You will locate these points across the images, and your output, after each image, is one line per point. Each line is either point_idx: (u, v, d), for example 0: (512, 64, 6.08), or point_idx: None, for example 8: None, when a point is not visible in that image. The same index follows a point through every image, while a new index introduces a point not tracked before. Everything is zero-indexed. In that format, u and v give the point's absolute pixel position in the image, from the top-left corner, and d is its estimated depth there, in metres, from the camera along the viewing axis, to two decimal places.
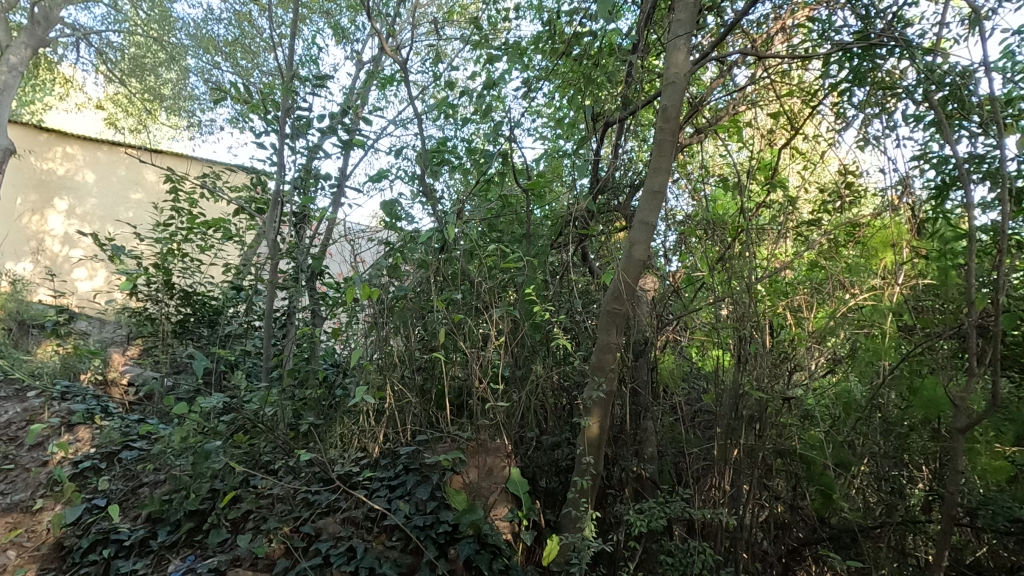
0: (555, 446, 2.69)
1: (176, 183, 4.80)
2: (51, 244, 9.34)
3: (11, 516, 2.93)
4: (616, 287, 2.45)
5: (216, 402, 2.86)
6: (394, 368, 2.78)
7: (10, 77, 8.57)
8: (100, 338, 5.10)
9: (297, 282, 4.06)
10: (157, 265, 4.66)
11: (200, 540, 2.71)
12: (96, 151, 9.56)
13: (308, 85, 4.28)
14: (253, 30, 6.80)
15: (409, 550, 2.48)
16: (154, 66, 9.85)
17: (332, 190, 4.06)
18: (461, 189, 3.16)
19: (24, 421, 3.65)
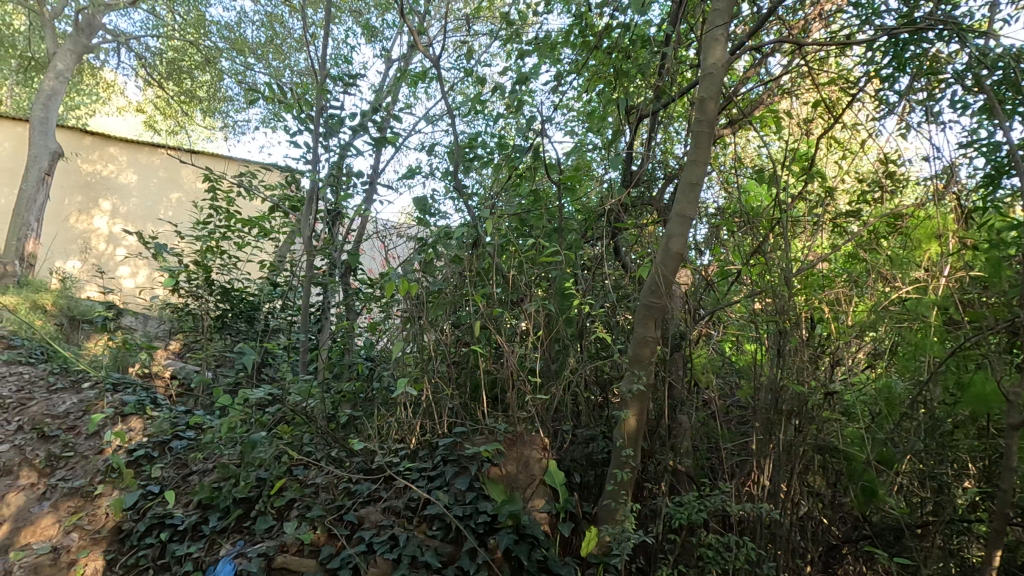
0: (591, 439, 2.72)
1: (214, 182, 4.95)
2: (98, 243, 9.76)
3: (71, 501, 3.08)
4: (654, 280, 2.41)
5: (261, 393, 2.95)
6: (431, 362, 2.83)
7: (58, 83, 8.92)
8: (145, 333, 5.30)
9: (332, 278, 4.16)
10: (198, 262, 4.82)
11: (248, 526, 2.80)
12: (138, 153, 9.91)
13: (339, 84, 4.36)
14: (284, 31, 6.93)
15: (450, 539, 2.52)
16: (190, 69, 10.15)
17: (364, 187, 4.13)
18: (492, 184, 3.18)
19: (80, 411, 3.82)
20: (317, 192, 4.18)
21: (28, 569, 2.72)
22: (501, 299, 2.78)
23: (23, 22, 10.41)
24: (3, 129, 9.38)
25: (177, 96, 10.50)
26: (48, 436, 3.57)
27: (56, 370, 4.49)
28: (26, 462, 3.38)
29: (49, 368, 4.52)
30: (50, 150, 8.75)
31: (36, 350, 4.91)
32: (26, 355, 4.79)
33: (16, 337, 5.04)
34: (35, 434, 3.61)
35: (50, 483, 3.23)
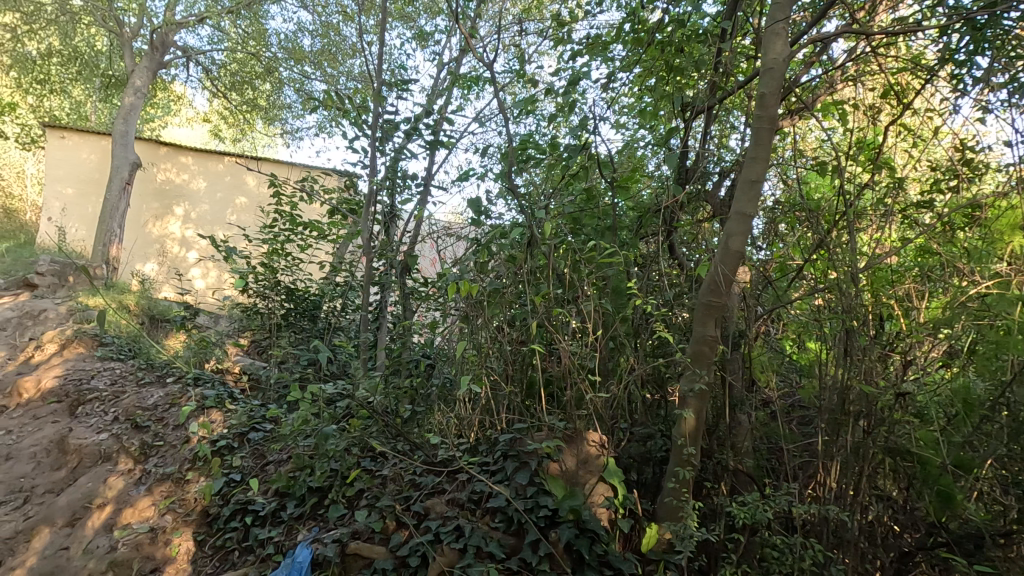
0: (648, 436, 2.77)
1: (278, 188, 5.19)
2: (173, 247, 10.45)
3: (164, 486, 3.35)
4: (714, 278, 2.38)
5: (329, 389, 3.12)
6: (490, 360, 2.92)
7: (136, 99, 9.60)
8: (219, 330, 5.64)
9: (389, 277, 4.32)
10: (265, 263, 5.04)
11: (323, 514, 2.97)
12: (206, 161, 10.52)
13: (393, 90, 4.49)
14: (338, 40, 7.18)
15: (512, 531, 2.61)
16: (251, 79, 10.70)
17: (418, 189, 4.26)
18: (546, 182, 3.20)
19: (167, 404, 4.14)
20: (374, 195, 4.33)
21: (130, 546, 2.98)
22: (558, 299, 2.82)
23: (103, 42, 11.21)
24: (90, 143, 10.19)
25: (239, 105, 11.07)
26: (141, 426, 3.89)
27: (143, 366, 4.86)
28: (123, 450, 3.70)
29: (137, 363, 4.90)
30: (130, 161, 9.42)
31: (125, 347, 5.33)
32: (117, 352, 5.21)
33: (107, 335, 5.49)
34: (130, 424, 3.94)
35: (144, 470, 3.52)
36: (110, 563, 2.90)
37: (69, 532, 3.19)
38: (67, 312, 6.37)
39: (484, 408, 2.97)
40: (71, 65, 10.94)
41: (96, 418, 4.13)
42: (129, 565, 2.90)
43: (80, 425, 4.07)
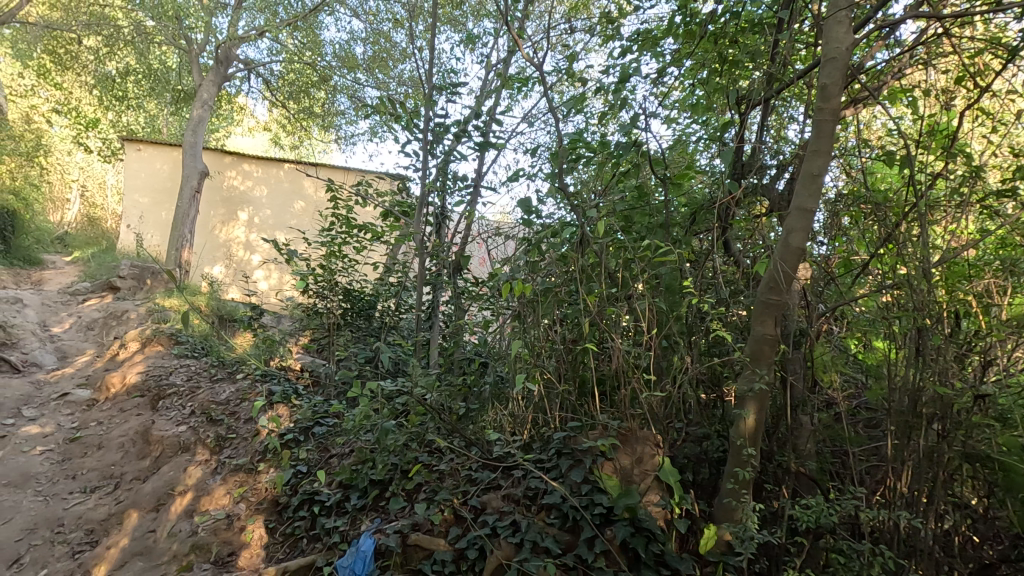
0: (704, 437, 2.75)
1: (334, 193, 5.37)
2: (238, 250, 11.04)
3: (237, 476, 3.56)
4: (773, 275, 2.31)
5: (388, 386, 3.23)
6: (543, 358, 2.95)
7: (204, 111, 10.20)
8: (282, 329, 5.93)
9: (441, 277, 4.41)
10: (324, 265, 5.23)
11: (384, 506, 3.08)
12: (268, 168, 11.05)
13: (442, 94, 4.56)
14: (389, 46, 7.37)
15: (568, 528, 2.63)
16: (308, 88, 11.17)
17: (469, 190, 4.32)
18: (597, 180, 3.18)
19: (238, 399, 4.40)
20: (426, 197, 4.43)
21: (209, 531, 3.19)
22: (610, 297, 2.81)
23: (174, 58, 11.93)
24: (164, 154, 10.89)
25: (297, 114, 11.58)
26: (215, 420, 4.15)
27: (215, 363, 5.17)
28: (200, 441, 3.96)
29: (210, 361, 5.23)
30: (198, 170, 10.01)
31: (198, 345, 5.68)
32: (192, 349, 5.56)
33: (182, 334, 5.86)
34: (205, 417, 4.21)
35: (219, 460, 3.75)
36: (192, 546, 3.12)
37: (155, 516, 3.45)
38: (146, 312, 6.85)
39: (538, 406, 3.02)
40: (146, 81, 11.70)
41: (176, 411, 4.43)
42: (208, 549, 3.11)
43: (161, 417, 4.39)
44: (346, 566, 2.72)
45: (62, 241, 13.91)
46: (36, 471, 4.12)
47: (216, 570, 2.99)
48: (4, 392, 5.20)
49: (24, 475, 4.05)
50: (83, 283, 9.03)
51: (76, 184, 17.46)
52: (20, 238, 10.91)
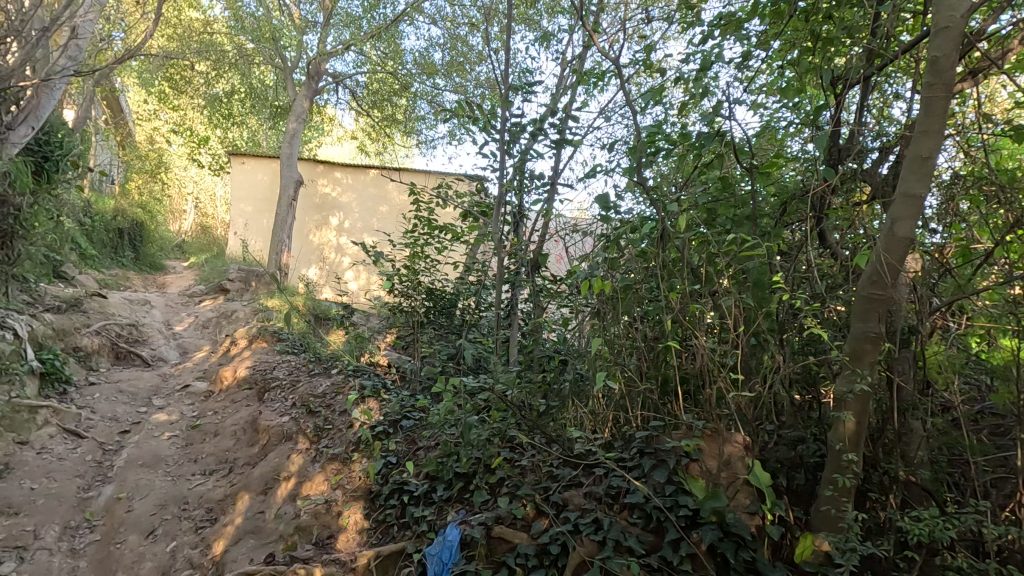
0: (800, 441, 2.58)
1: (416, 196, 5.57)
2: (330, 253, 11.78)
3: (334, 464, 3.80)
4: (876, 268, 2.13)
5: (471, 383, 3.32)
6: (625, 357, 2.92)
7: (298, 125, 10.95)
8: (370, 327, 6.26)
9: (519, 274, 4.43)
10: (407, 265, 5.44)
11: (468, 498, 3.17)
12: (355, 175, 11.68)
13: (516, 93, 4.59)
14: (466, 51, 7.54)
15: (651, 528, 2.59)
16: (390, 96, 11.68)
17: (545, 188, 4.32)
18: (677, 173, 3.07)
19: (333, 392, 4.69)
20: (504, 197, 4.49)
21: (310, 514, 3.44)
22: (694, 294, 2.72)
23: (271, 76, 12.90)
24: (264, 166, 11.81)
25: (380, 121, 12.14)
26: (313, 412, 4.46)
27: (312, 358, 5.55)
28: (301, 431, 4.27)
29: (308, 357, 5.62)
30: (294, 179, 10.76)
31: (297, 342, 6.11)
32: (291, 346, 6.00)
33: (283, 332, 6.33)
34: (305, 409, 4.53)
35: (318, 449, 4.03)
36: (297, 527, 3.38)
37: (263, 499, 3.76)
38: (252, 312, 7.47)
39: (620, 405, 2.99)
40: (248, 99, 12.74)
41: (279, 403, 4.81)
42: (310, 531, 3.36)
43: (267, 408, 4.78)
44: (434, 553, 2.84)
45: (180, 248, 15.45)
46: (165, 454, 4.62)
47: (317, 550, 3.23)
48: (138, 383, 5.88)
49: (156, 457, 4.56)
50: (200, 286, 9.99)
51: (190, 197, 19.32)
52: (148, 247, 12.27)
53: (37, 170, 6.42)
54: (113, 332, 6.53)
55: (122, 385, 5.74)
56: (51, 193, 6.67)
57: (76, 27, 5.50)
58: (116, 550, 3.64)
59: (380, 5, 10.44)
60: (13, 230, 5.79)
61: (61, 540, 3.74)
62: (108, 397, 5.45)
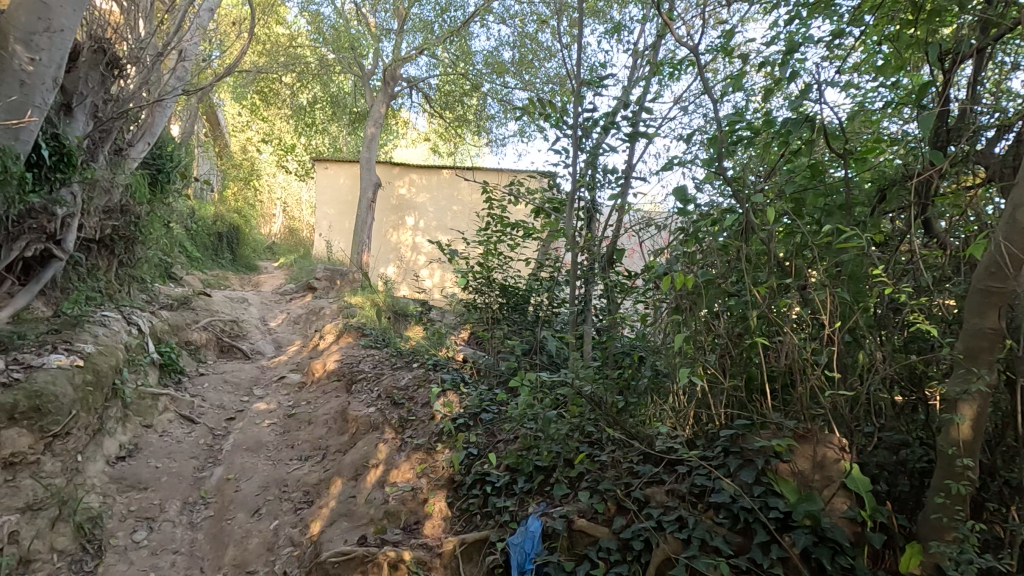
0: (903, 445, 2.45)
1: (489, 195, 5.64)
2: (407, 252, 12.23)
3: (418, 454, 3.96)
4: (994, 259, 1.94)
5: (548, 378, 3.35)
6: (707, 353, 2.84)
7: (375, 129, 11.43)
8: (447, 324, 6.45)
9: (593, 270, 4.39)
10: (482, 263, 5.54)
11: (548, 491, 3.21)
12: (430, 176, 12.04)
13: (587, 87, 4.51)
14: (536, 48, 7.56)
15: (739, 529, 2.53)
16: (461, 96, 11.94)
17: (618, 182, 4.23)
18: (761, 162, 2.92)
19: (416, 385, 4.90)
20: (576, 192, 4.44)
21: (398, 500, 3.61)
22: (782, 289, 2.61)
23: (350, 84, 13.53)
24: (345, 171, 12.43)
25: (452, 122, 12.44)
26: (397, 403, 4.68)
27: (394, 353, 5.81)
28: (386, 421, 4.49)
29: (389, 351, 5.88)
30: (372, 182, 11.24)
31: (380, 337, 6.41)
32: (374, 341, 6.29)
33: (366, 328, 6.65)
34: (390, 401, 4.76)
35: (403, 439, 4.22)
36: (386, 512, 3.56)
37: (354, 485, 3.99)
38: (337, 309, 7.90)
39: (703, 402, 2.93)
40: (329, 107, 13.45)
41: (366, 395, 5.07)
42: (398, 516, 3.53)
43: (355, 399, 5.06)
44: (517, 543, 2.90)
45: (271, 250, 16.58)
46: (266, 439, 5.01)
47: (406, 535, 3.39)
48: (240, 375, 6.39)
49: (258, 443, 4.96)
50: (290, 284, 10.69)
51: (278, 201, 20.65)
52: (243, 249, 13.27)
53: (152, 181, 7.12)
54: (217, 327, 7.14)
55: (227, 376, 6.27)
56: (163, 202, 7.38)
57: (183, 50, 6.05)
58: (227, 525, 4.01)
59: (451, 9, 10.69)
60: (134, 235, 6.46)
61: (182, 514, 4.17)
62: (216, 387, 5.98)
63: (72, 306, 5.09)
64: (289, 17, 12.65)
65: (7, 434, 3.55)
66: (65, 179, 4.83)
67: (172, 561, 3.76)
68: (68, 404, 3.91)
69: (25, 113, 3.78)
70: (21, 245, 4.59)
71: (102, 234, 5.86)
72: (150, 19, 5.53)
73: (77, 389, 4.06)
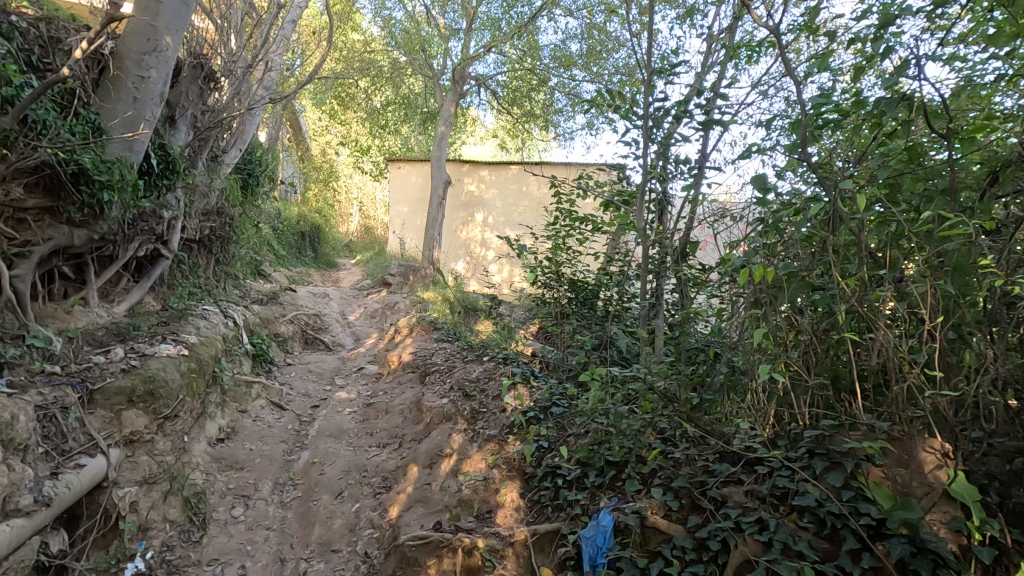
0: (1018, 453, 2.20)
1: (557, 189, 5.62)
2: (477, 248, 12.46)
3: (490, 445, 4.04)
4: None
5: (620, 372, 3.30)
6: (789, 349, 2.70)
7: (445, 128, 11.68)
8: (516, 318, 6.51)
9: (665, 263, 4.26)
10: (551, 257, 5.54)
11: (620, 486, 3.18)
12: (499, 172, 12.17)
13: (658, 76, 4.37)
14: (604, 39, 7.43)
15: (825, 535, 2.41)
16: (528, 92, 11.98)
17: (692, 173, 4.06)
18: (851, 147, 2.71)
19: (486, 377, 4.99)
20: (647, 184, 4.31)
21: (471, 489, 3.71)
22: (874, 282, 2.43)
23: (420, 85, 13.91)
24: (416, 169, 12.80)
25: (520, 117, 12.50)
26: (469, 396, 4.79)
27: (465, 347, 5.93)
28: (459, 413, 4.61)
29: (461, 345, 6.02)
30: (443, 180, 11.51)
31: (451, 331, 6.58)
32: (446, 334, 6.46)
33: (438, 322, 6.84)
34: (462, 393, 4.89)
35: (475, 430, 4.32)
36: (459, 500, 3.66)
37: (429, 472, 4.13)
38: (411, 303, 8.18)
39: (785, 401, 2.81)
40: (402, 109, 13.90)
41: (439, 386, 5.23)
42: (471, 504, 3.62)
43: (429, 390, 5.23)
44: (588, 536, 2.90)
45: (349, 248, 17.40)
46: (347, 427, 5.29)
47: (479, 523, 3.48)
48: (323, 365, 6.78)
49: (340, 430, 5.24)
50: (367, 280, 11.18)
51: (355, 201, 21.63)
52: (324, 247, 14.03)
53: (244, 184, 7.68)
54: (302, 321, 7.59)
55: (311, 367, 6.66)
56: (253, 204, 7.92)
57: (270, 61, 6.46)
58: (313, 506, 4.28)
59: (518, 5, 10.72)
60: (229, 235, 6.99)
61: (274, 493, 4.49)
62: (302, 376, 6.37)
63: (177, 301, 5.59)
64: (363, 23, 13.18)
65: (127, 415, 3.90)
66: (169, 184, 5.21)
67: (266, 537, 4.07)
68: (176, 389, 4.27)
69: (138, 127, 4.22)
70: (135, 244, 5.08)
71: (202, 234, 6.39)
72: (241, 34, 5.95)
73: (183, 376, 4.45)
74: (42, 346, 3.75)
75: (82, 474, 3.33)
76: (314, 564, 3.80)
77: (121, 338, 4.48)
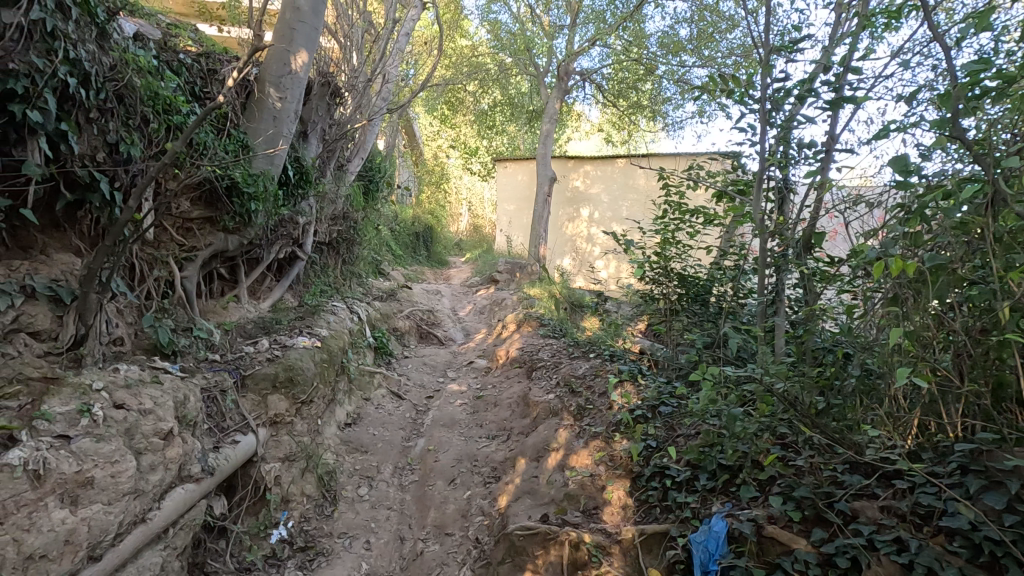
0: None
1: (665, 181, 5.41)
2: (583, 244, 12.41)
3: (596, 442, 4.02)
4: None
5: (734, 372, 3.13)
6: (936, 352, 2.41)
7: (550, 125, 11.73)
8: (623, 315, 6.39)
9: (785, 256, 3.97)
10: (659, 251, 5.35)
11: (734, 491, 3.03)
12: (605, 167, 11.99)
13: (779, 54, 4.02)
14: (716, 19, 7.03)
15: (981, 563, 2.13)
16: (635, 82, 11.68)
17: (818, 157, 3.69)
18: (1020, 118, 2.32)
19: (593, 374, 4.97)
20: (765, 172, 4.00)
21: (577, 484, 3.73)
22: None
23: (526, 83, 14.09)
24: (522, 167, 12.99)
25: (626, 109, 12.24)
26: (576, 392, 4.81)
27: (571, 343, 5.94)
28: (565, 408, 4.64)
29: (566, 342, 6.04)
30: (548, 177, 11.59)
31: (557, 327, 6.63)
32: (553, 330, 6.52)
33: (544, 318, 6.93)
34: (568, 389, 4.91)
35: (581, 426, 4.32)
36: (566, 494, 3.70)
37: (536, 466, 4.21)
38: (518, 300, 8.35)
39: (931, 410, 2.53)
40: (508, 109, 14.17)
41: (545, 382, 5.30)
42: (578, 499, 3.64)
43: (536, 385, 5.33)
44: (699, 541, 2.80)
45: (459, 246, 18.11)
46: (459, 417, 5.56)
47: (586, 518, 3.49)
48: (437, 359, 7.15)
49: (453, 420, 5.53)
50: (476, 277, 11.59)
51: (464, 202, 22.49)
52: (436, 246, 14.76)
53: (366, 190, 8.30)
54: (417, 316, 8.07)
55: (425, 359, 7.07)
56: (374, 207, 8.54)
57: (387, 73, 6.91)
58: (429, 490, 4.56)
59: None
60: (353, 238, 7.60)
61: (394, 477, 4.85)
62: (418, 368, 6.78)
63: (311, 297, 6.20)
64: (472, 29, 13.62)
65: (272, 399, 4.40)
66: (303, 194, 5.80)
67: (388, 516, 4.41)
68: (310, 377, 4.76)
69: (278, 142, 4.74)
70: (276, 248, 5.73)
71: (331, 238, 7.02)
72: (361, 51, 6.43)
73: (316, 365, 4.94)
74: (205, 337, 4.33)
75: (236, 450, 3.80)
76: (430, 545, 4.05)
77: (267, 331, 5.07)
